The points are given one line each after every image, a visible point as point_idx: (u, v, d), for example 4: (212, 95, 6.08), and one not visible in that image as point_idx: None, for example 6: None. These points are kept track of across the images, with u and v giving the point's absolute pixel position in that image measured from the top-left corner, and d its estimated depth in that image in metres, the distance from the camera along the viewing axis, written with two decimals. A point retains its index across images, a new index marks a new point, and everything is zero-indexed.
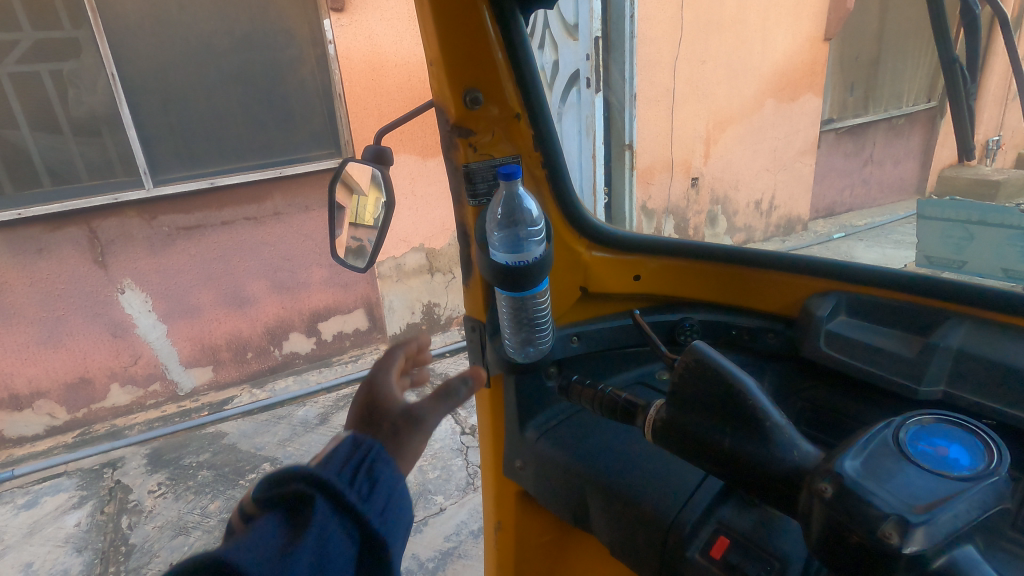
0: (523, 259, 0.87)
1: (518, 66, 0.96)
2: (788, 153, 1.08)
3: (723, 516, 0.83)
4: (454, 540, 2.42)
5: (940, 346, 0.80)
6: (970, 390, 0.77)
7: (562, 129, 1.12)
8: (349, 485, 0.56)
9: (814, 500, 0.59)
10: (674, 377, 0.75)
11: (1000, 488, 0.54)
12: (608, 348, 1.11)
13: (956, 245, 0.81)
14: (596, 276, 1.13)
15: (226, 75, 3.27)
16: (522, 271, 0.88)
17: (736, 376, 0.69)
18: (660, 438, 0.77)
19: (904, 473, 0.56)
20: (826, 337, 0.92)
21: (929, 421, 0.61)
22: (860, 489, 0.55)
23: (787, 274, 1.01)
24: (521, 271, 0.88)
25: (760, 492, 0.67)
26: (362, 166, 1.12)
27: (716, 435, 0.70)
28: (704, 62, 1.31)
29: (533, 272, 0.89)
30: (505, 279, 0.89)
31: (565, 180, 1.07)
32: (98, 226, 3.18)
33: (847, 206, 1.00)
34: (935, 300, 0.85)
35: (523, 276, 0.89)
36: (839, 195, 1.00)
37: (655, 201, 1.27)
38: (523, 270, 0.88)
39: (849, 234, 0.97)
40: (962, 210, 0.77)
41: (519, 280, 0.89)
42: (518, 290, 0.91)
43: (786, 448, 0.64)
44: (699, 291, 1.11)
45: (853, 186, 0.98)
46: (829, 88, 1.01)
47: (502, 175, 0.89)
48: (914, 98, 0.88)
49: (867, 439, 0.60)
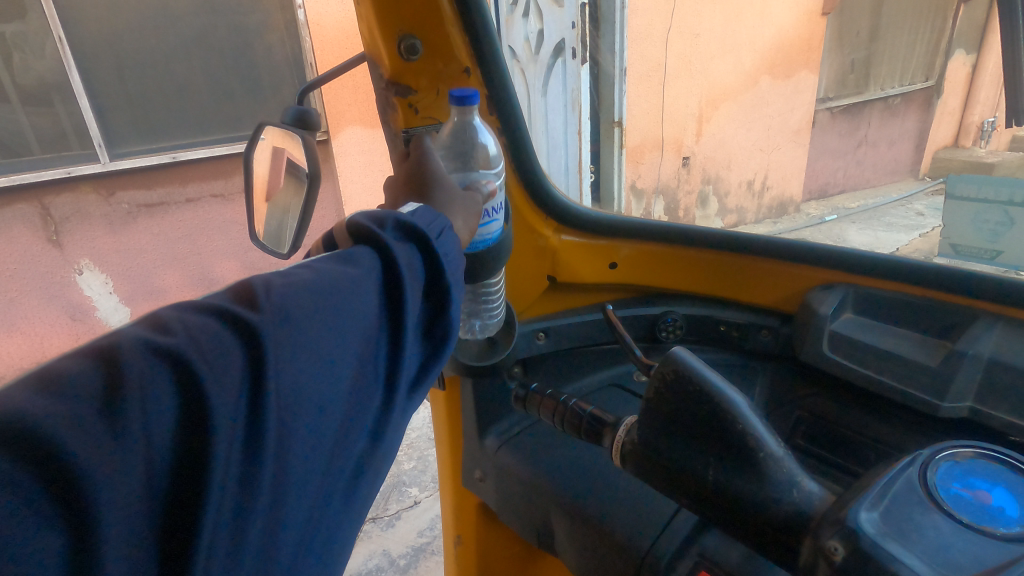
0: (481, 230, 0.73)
1: (470, 14, 0.80)
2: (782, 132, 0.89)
3: (705, 548, 0.71)
4: (428, 536, 2.31)
5: (968, 353, 0.67)
6: (1002, 408, 0.64)
7: (535, 106, 0.93)
8: (437, 240, 0.59)
9: (817, 560, 0.45)
10: (648, 391, 0.62)
11: None
12: (578, 346, 0.98)
13: (992, 232, 0.66)
14: (565, 263, 0.99)
15: (186, 41, 3.05)
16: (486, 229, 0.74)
17: (721, 392, 0.56)
18: (631, 464, 0.64)
19: (937, 532, 0.43)
20: (829, 341, 0.78)
21: (964, 458, 0.49)
22: (882, 553, 0.42)
23: (785, 263, 0.88)
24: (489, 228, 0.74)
25: (754, 541, 0.54)
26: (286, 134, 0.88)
27: (697, 465, 0.56)
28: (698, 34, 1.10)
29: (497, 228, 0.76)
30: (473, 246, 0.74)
31: (531, 153, 0.92)
32: (51, 202, 2.97)
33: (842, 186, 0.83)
34: (959, 297, 0.72)
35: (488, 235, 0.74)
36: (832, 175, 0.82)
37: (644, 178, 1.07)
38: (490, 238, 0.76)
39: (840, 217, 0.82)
40: (997, 188, 0.63)
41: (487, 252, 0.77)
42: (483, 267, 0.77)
43: (783, 487, 0.51)
44: (683, 282, 0.98)
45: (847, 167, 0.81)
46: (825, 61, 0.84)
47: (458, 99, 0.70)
48: (915, 74, 0.71)
49: (889, 480, 0.47)
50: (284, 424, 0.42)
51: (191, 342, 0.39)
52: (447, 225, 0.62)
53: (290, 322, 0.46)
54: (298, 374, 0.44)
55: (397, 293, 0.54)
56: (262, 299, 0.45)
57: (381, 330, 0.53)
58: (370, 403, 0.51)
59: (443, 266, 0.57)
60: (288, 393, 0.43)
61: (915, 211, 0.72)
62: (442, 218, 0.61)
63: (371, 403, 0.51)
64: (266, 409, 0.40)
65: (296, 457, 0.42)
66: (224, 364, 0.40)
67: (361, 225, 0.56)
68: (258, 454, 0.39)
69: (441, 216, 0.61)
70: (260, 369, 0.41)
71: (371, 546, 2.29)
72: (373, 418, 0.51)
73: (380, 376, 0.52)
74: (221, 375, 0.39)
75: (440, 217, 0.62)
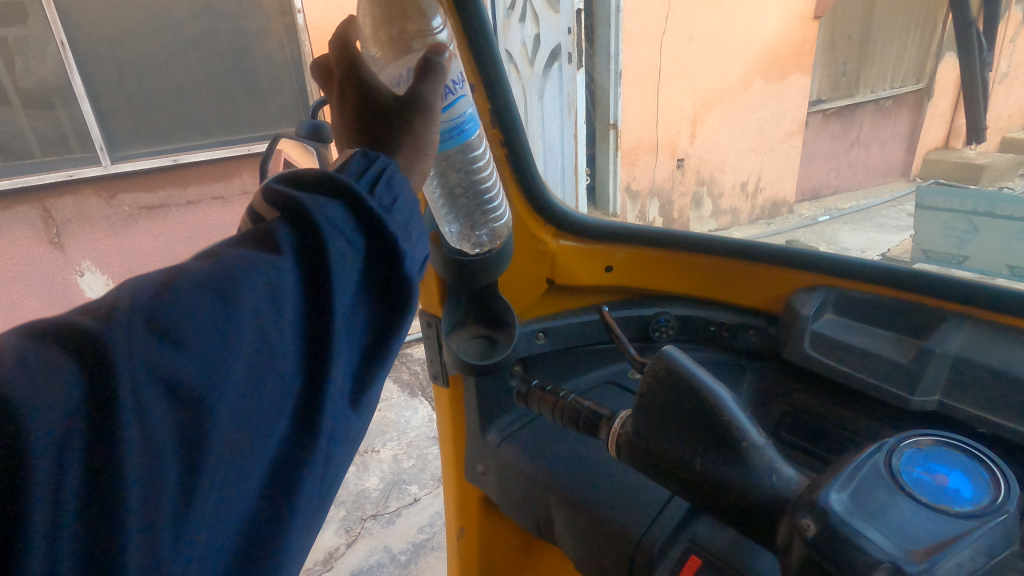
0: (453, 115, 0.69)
1: (473, 32, 0.86)
2: (775, 135, 1.03)
3: (696, 534, 0.76)
4: (428, 532, 2.35)
5: (937, 351, 0.72)
6: (968, 402, 0.70)
7: (532, 110, 0.98)
8: (374, 199, 0.55)
9: (793, 537, 0.51)
10: (642, 387, 0.66)
11: (1008, 528, 0.47)
12: (574, 345, 1.03)
13: (959, 239, 0.71)
14: (563, 266, 1.04)
15: (186, 45, 3.08)
16: (453, 110, 0.69)
17: (710, 388, 0.61)
18: (626, 454, 0.68)
19: (897, 510, 0.48)
20: (811, 340, 0.83)
21: (926, 444, 0.54)
22: (848, 529, 0.47)
23: (770, 266, 0.92)
24: (456, 112, 0.69)
25: (737, 523, 0.59)
26: (299, 146, 0.93)
27: (686, 454, 0.61)
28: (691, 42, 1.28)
29: (468, 109, 0.72)
30: (448, 145, 0.72)
31: (530, 162, 0.97)
32: (52, 205, 3.00)
33: (833, 188, 0.92)
34: (934, 298, 0.77)
35: (459, 119, 0.70)
36: (825, 178, 0.92)
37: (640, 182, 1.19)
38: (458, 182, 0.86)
39: (835, 217, 0.87)
40: (969, 199, 0.68)
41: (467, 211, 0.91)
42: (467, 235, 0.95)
43: (764, 473, 0.56)
44: (674, 284, 1.02)
45: (840, 167, 0.90)
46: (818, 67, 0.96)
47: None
48: (903, 78, 0.78)
49: (856, 468, 0.52)
50: (158, 453, 0.38)
51: (20, 375, 0.35)
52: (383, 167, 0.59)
53: (166, 327, 0.40)
54: (178, 383, 0.39)
55: (322, 278, 0.50)
56: (122, 305, 0.40)
57: (301, 321, 0.49)
58: (283, 405, 0.47)
59: (386, 229, 0.54)
60: (159, 408, 0.38)
61: (906, 211, 0.75)
62: (382, 160, 0.59)
63: (285, 404, 0.47)
64: (118, 434, 0.36)
65: (200, 480, 0.40)
66: (54, 393, 0.35)
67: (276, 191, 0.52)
68: (109, 486, 0.35)
69: (380, 158, 0.59)
70: (108, 390, 0.36)
71: (372, 542, 2.34)
72: (290, 420, 0.48)
73: (297, 373, 0.48)
74: (49, 404, 0.35)
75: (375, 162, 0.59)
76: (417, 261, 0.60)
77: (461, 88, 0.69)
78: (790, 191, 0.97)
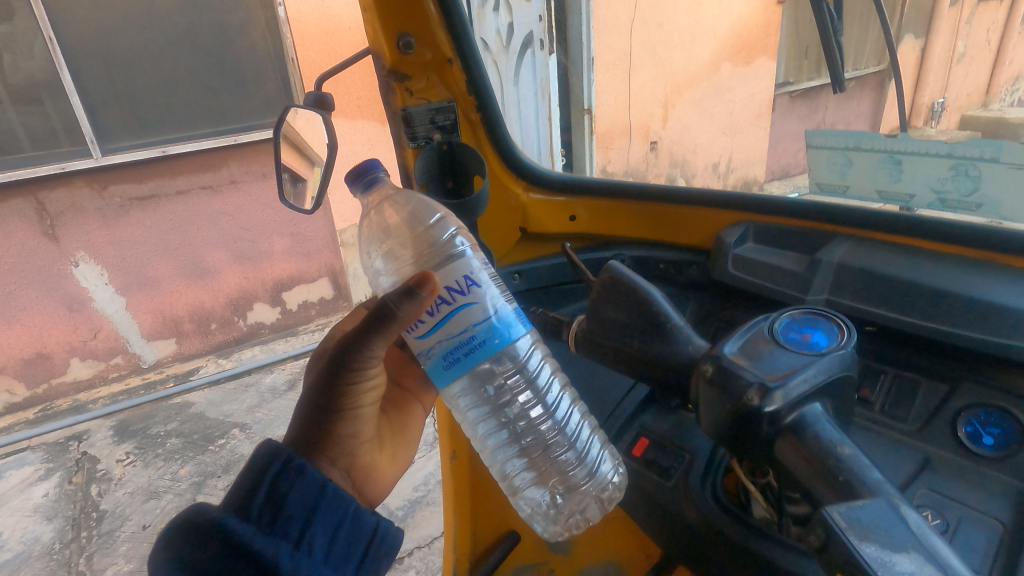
0: (471, 321, 0.74)
1: (449, 14, 1.02)
2: (744, 117, 1.05)
3: (644, 423, 0.96)
4: (423, 489, 2.53)
5: (824, 261, 0.91)
6: (849, 296, 0.88)
7: (509, 96, 1.17)
8: (242, 527, 0.68)
9: (700, 381, 0.68)
10: (595, 297, 0.84)
11: (847, 360, 0.64)
12: (547, 285, 1.20)
13: (840, 171, 0.95)
14: (534, 217, 1.24)
15: (171, 39, 3.17)
16: (453, 320, 0.74)
17: (646, 290, 0.79)
18: (583, 347, 0.86)
19: (773, 352, 0.65)
20: (734, 262, 1.02)
21: (800, 314, 0.69)
22: (733, 366, 0.65)
23: (705, 209, 1.11)
24: (460, 323, 0.74)
25: (666, 385, 0.77)
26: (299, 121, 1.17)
27: (628, 340, 0.79)
28: (661, 23, 1.10)
29: (479, 320, 0.74)
30: (460, 370, 0.74)
31: (501, 125, 1.16)
32: (45, 197, 3.13)
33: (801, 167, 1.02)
34: (827, 223, 0.98)
35: (461, 329, 0.74)
36: (794, 158, 1.01)
37: (614, 165, 1.24)
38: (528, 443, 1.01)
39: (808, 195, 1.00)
40: (843, 137, 0.92)
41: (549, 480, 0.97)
42: (563, 512, 0.99)
43: (684, 343, 0.75)
44: (628, 232, 1.21)
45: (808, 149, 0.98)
46: (783, 50, 1.00)
47: (362, 184, 0.84)
48: (868, 60, 0.90)
49: (746, 330, 0.70)
50: None
51: None
52: (283, 459, 0.75)
53: None
54: None
55: None
56: None
57: None
58: None
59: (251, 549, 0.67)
60: None
61: (835, 164, 0.95)
62: (271, 467, 0.74)
63: None
64: None
65: None
66: None
67: (153, 566, 0.66)
68: None
69: (275, 461, 0.74)
70: None
71: None
72: None
73: None
74: None
75: (271, 460, 0.74)
76: (307, 551, 0.70)
77: (463, 296, 0.74)
78: (761, 171, 1.05)
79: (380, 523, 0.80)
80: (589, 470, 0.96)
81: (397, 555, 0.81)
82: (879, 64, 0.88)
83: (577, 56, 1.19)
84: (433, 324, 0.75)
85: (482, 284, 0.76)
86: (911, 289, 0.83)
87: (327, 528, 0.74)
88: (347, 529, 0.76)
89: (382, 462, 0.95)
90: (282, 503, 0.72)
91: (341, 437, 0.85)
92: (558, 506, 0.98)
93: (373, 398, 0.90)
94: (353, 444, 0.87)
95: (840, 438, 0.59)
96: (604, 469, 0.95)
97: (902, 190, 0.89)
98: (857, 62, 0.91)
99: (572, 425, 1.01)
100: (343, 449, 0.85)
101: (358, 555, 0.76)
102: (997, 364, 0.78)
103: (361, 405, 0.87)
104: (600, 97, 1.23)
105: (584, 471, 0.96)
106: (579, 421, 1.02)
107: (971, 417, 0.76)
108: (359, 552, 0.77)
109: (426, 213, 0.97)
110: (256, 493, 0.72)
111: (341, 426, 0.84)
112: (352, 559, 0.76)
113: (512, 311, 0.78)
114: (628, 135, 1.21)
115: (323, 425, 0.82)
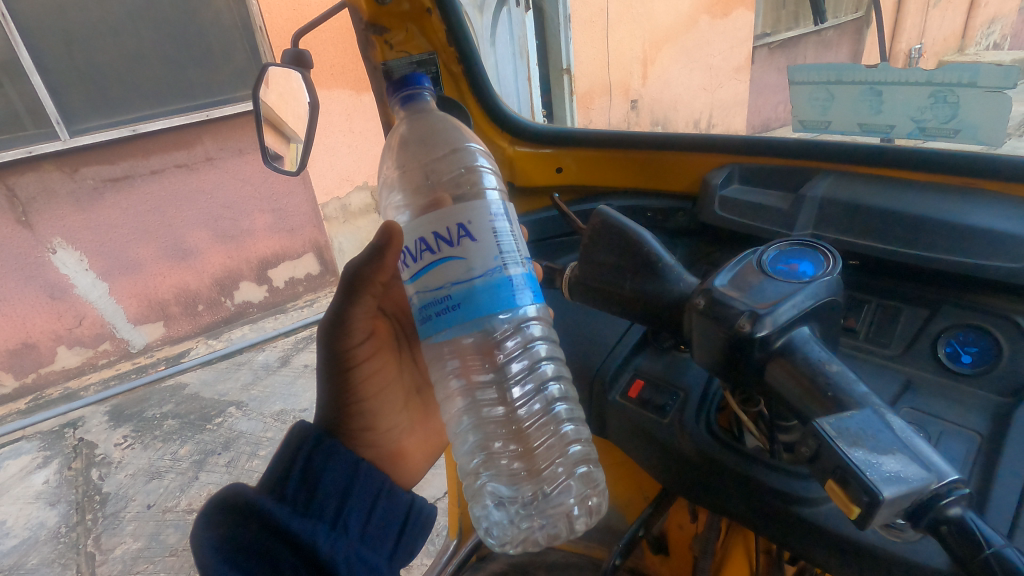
0: (439, 271, 0.73)
1: None
2: (723, 70, 1.11)
3: (639, 366, 0.97)
4: None
5: (809, 197, 0.93)
6: (832, 228, 0.91)
7: (488, 57, 1.21)
8: (276, 506, 0.74)
9: (692, 314, 0.69)
10: (587, 242, 0.84)
11: (832, 286, 0.65)
12: (539, 237, 1.23)
13: (822, 106, 0.96)
14: (521, 169, 1.27)
15: (132, 12, 3.05)
16: (431, 271, 0.73)
17: (637, 232, 0.80)
18: (574, 292, 0.88)
19: (762, 282, 0.66)
20: (721, 204, 1.04)
21: (787, 246, 0.69)
22: (727, 296, 0.65)
23: (689, 154, 1.12)
24: (438, 277, 0.73)
25: (663, 322, 0.78)
26: (274, 82, 1.13)
27: (621, 280, 0.80)
28: None
29: (458, 279, 0.72)
30: (434, 323, 0.73)
31: (482, 77, 1.20)
32: (15, 183, 3.06)
33: (780, 121, 1.04)
34: (812, 160, 0.99)
35: (438, 284, 0.72)
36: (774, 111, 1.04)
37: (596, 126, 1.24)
38: (517, 432, 1.02)
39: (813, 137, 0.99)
40: (824, 72, 0.92)
41: (526, 473, 0.99)
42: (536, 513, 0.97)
43: (676, 280, 0.76)
44: (615, 181, 1.22)
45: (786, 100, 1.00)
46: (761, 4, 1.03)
47: (400, 97, 0.86)
48: (847, 9, 0.90)
49: (734, 264, 0.70)
50: None
51: None
52: (313, 441, 0.81)
53: None
54: None
55: None
56: None
57: None
58: None
59: (287, 524, 0.73)
60: None
61: (819, 98, 0.95)
62: (307, 441, 0.81)
63: None
64: None
65: None
66: None
67: (195, 535, 0.71)
68: None
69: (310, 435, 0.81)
70: None
71: None
72: None
73: None
74: None
75: (305, 439, 0.81)
76: (338, 531, 0.77)
77: (449, 247, 0.72)
78: (740, 126, 1.08)
79: (417, 502, 0.89)
80: (569, 464, 0.99)
81: (430, 533, 0.89)
82: (856, 11, 0.88)
83: (554, 12, 1.18)
84: (417, 270, 0.75)
85: (475, 240, 0.73)
86: (889, 218, 0.86)
87: (361, 507, 0.82)
88: (382, 506, 0.84)
89: (409, 448, 1.04)
90: (316, 483, 0.79)
91: (356, 429, 0.94)
92: (531, 503, 0.97)
93: (378, 388, 0.98)
94: (370, 436, 0.97)
95: (827, 356, 0.62)
96: (577, 466, 1.00)
97: (883, 121, 0.91)
98: (838, 10, 0.91)
99: (558, 419, 1.01)
100: (361, 440, 0.95)
101: (392, 532, 0.84)
102: (981, 288, 0.80)
103: (365, 395, 0.95)
104: (578, 57, 1.22)
105: (563, 470, 0.99)
106: (566, 417, 1.01)
107: (950, 339, 0.79)
108: (392, 529, 0.84)
109: (449, 141, 0.96)
110: (292, 473, 0.78)
111: (353, 419, 0.94)
112: (386, 536, 0.83)
113: (511, 276, 0.75)
114: (609, 95, 1.21)
115: (337, 420, 0.93)
